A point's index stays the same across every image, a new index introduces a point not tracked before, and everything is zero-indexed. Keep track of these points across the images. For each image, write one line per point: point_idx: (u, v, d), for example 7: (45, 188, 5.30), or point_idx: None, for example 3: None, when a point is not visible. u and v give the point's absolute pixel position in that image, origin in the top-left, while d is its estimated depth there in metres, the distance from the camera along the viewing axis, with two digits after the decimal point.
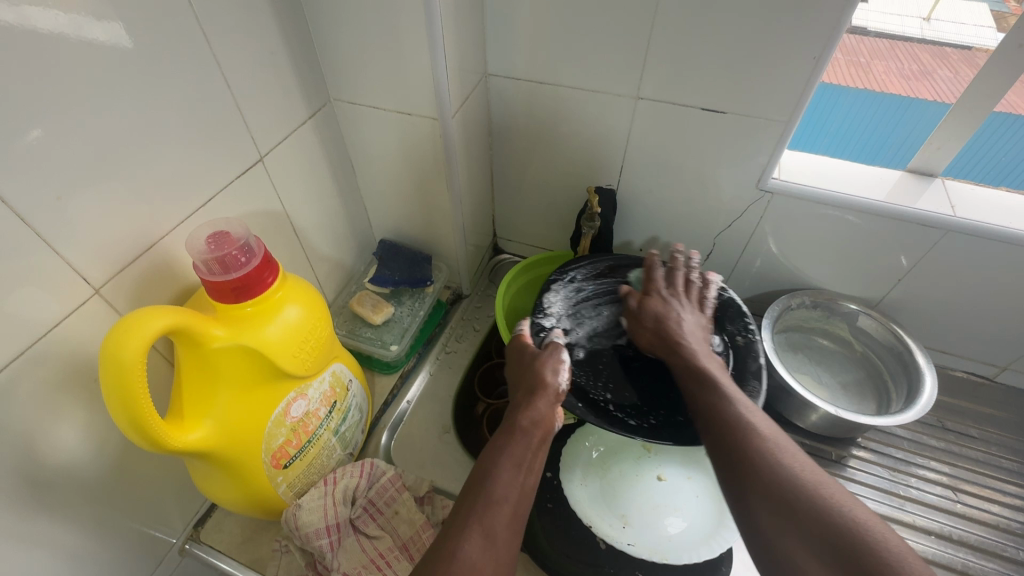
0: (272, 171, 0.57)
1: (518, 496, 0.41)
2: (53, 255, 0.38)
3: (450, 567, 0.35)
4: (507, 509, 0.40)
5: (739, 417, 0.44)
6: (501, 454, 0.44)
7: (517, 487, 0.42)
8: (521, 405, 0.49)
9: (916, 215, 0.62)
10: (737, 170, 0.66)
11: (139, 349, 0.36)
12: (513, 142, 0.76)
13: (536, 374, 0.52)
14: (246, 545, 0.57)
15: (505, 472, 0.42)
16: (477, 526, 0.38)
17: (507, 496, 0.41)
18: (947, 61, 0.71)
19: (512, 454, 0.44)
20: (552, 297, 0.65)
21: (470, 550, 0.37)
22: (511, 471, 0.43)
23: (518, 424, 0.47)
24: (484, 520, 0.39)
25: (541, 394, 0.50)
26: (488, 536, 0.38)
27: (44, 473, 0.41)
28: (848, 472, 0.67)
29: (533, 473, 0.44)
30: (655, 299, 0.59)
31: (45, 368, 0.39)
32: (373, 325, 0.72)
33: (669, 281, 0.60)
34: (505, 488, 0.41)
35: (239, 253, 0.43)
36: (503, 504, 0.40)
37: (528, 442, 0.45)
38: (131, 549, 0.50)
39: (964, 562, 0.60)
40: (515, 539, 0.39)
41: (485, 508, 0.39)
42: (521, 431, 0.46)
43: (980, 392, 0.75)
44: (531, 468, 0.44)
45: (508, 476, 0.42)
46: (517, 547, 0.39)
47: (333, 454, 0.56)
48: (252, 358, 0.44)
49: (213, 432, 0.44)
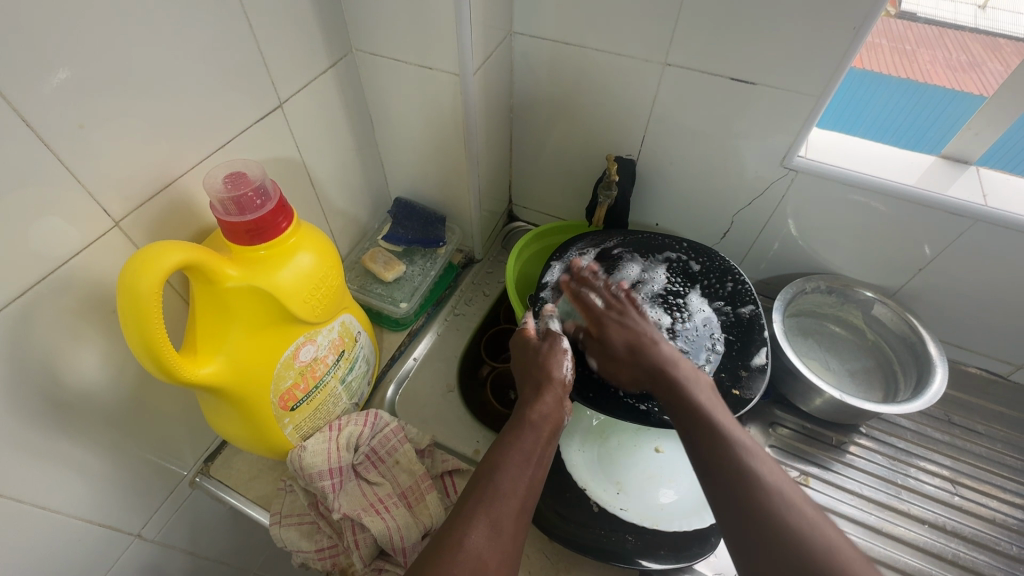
0: (290, 118, 0.56)
1: (526, 489, 0.42)
2: (74, 183, 0.39)
3: (457, 557, 0.37)
4: (514, 503, 0.41)
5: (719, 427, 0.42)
6: (511, 447, 0.44)
7: (525, 480, 0.43)
8: (530, 400, 0.50)
9: (944, 203, 0.60)
10: (763, 145, 0.64)
11: (154, 282, 0.37)
12: (534, 104, 0.74)
13: (541, 367, 0.53)
14: (252, 482, 0.59)
15: (511, 467, 0.43)
16: (484, 516, 0.39)
17: (514, 489, 0.41)
18: (995, 50, 0.60)
19: (521, 447, 0.45)
20: (546, 288, 0.64)
21: (477, 539, 0.38)
22: (519, 464, 0.43)
23: (529, 418, 0.47)
24: (492, 511, 0.40)
25: (548, 388, 0.50)
26: (494, 526, 0.39)
27: (64, 395, 0.43)
28: (846, 458, 0.67)
29: (541, 465, 0.45)
30: (612, 326, 0.55)
31: (65, 295, 0.40)
32: (385, 282, 0.72)
33: (603, 301, 0.58)
34: (513, 481, 0.42)
35: (254, 195, 0.43)
36: (511, 497, 0.41)
37: (538, 437, 0.46)
38: (143, 477, 0.53)
39: (954, 552, 0.60)
40: (520, 533, 0.40)
41: (494, 498, 0.41)
42: (531, 424, 0.47)
43: (991, 389, 0.73)
44: (540, 461, 0.45)
45: (516, 470, 0.43)
46: (523, 542, 0.40)
47: (339, 402, 0.58)
48: (265, 299, 0.45)
49: (224, 368, 0.45)
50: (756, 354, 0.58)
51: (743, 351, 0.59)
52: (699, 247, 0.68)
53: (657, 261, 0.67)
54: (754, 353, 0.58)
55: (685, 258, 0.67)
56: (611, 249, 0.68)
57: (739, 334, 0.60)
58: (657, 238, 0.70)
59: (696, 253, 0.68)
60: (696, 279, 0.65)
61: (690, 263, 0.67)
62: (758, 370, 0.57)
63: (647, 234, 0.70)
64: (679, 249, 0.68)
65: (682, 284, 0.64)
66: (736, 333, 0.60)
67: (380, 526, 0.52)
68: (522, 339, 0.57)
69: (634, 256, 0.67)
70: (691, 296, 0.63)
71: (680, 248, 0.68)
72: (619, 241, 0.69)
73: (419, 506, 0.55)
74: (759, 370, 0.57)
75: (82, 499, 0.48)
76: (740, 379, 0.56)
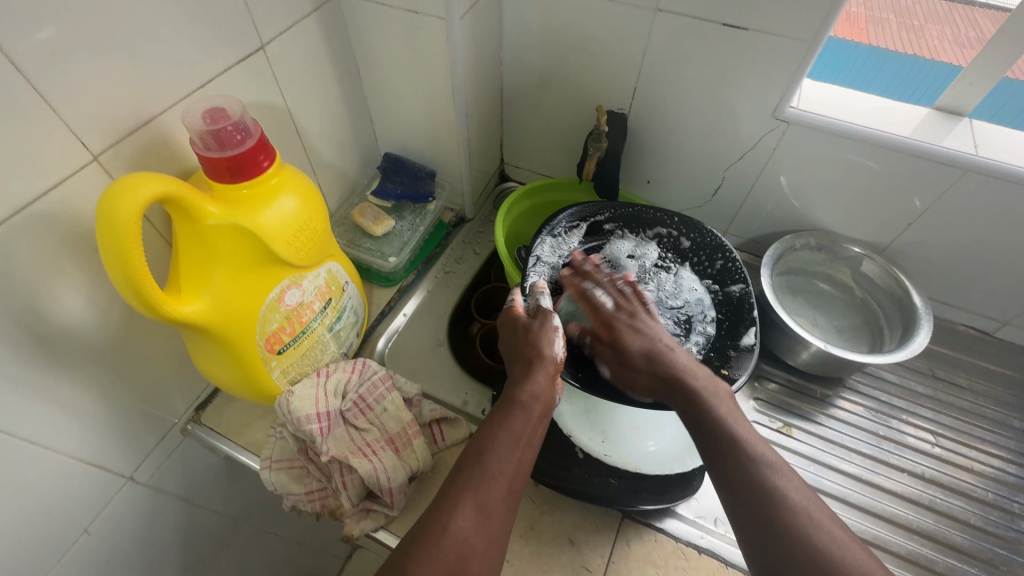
0: (274, 62, 0.55)
1: (513, 470, 0.43)
2: (51, 113, 0.38)
3: (443, 540, 0.38)
4: (502, 484, 0.42)
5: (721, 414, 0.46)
6: (499, 429, 0.45)
7: (513, 463, 0.43)
8: (520, 378, 0.49)
9: (935, 152, 0.59)
10: (756, 95, 0.63)
11: (132, 214, 0.37)
12: (526, 57, 0.73)
13: (531, 345, 0.51)
14: (242, 430, 0.60)
15: (499, 448, 0.43)
16: (471, 500, 0.40)
17: (501, 471, 0.42)
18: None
19: (510, 429, 0.45)
20: (534, 263, 0.61)
21: (462, 523, 0.39)
22: (507, 446, 0.44)
23: (518, 398, 0.47)
24: (479, 495, 0.40)
25: (540, 366, 0.50)
26: (480, 510, 0.40)
27: (49, 330, 0.43)
28: (830, 410, 0.68)
29: (530, 447, 0.45)
30: (625, 331, 0.52)
31: (46, 229, 0.40)
32: (373, 237, 0.72)
33: (612, 302, 0.56)
34: (501, 462, 0.43)
35: (235, 130, 0.43)
36: (498, 479, 0.42)
37: (528, 419, 0.46)
38: (134, 419, 0.53)
39: (931, 498, 0.61)
40: (508, 515, 0.41)
41: (481, 481, 0.41)
42: (520, 405, 0.47)
43: (977, 346, 0.74)
44: (530, 443, 0.46)
45: (504, 451, 0.43)
46: (510, 524, 0.41)
47: (327, 350, 0.58)
48: (248, 238, 0.44)
49: (209, 307, 0.45)
50: (745, 334, 0.57)
51: (732, 329, 0.58)
52: (691, 220, 0.67)
53: (647, 237, 0.66)
54: (743, 332, 0.57)
55: (676, 233, 0.66)
56: (602, 224, 0.66)
57: (729, 312, 0.59)
58: (644, 211, 0.68)
59: (686, 228, 0.67)
60: (685, 256, 0.64)
61: (680, 240, 0.66)
62: (747, 350, 0.56)
63: (635, 209, 0.69)
64: (670, 224, 0.67)
65: (672, 261, 0.64)
66: (726, 312, 0.59)
67: (367, 467, 0.52)
68: (511, 317, 0.54)
69: (622, 233, 0.66)
70: (680, 274, 0.63)
71: (670, 224, 0.67)
72: (610, 216, 0.67)
73: (406, 451, 0.55)
74: (748, 349, 0.56)
75: (73, 438, 0.48)
76: (729, 359, 0.55)
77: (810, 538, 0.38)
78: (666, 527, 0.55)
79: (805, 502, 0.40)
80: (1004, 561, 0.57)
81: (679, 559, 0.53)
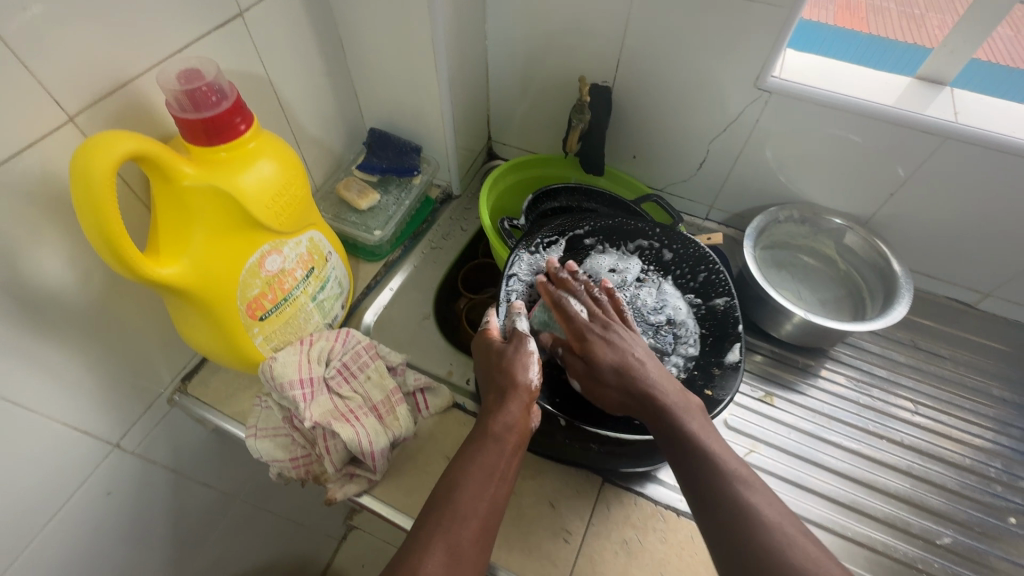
0: (253, 29, 0.55)
1: (487, 507, 0.42)
2: (24, 70, 0.38)
3: None
4: (475, 523, 0.41)
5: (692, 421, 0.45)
6: (473, 463, 0.44)
7: (487, 498, 0.43)
8: (493, 409, 0.48)
9: (918, 120, 0.59)
10: (738, 65, 0.63)
11: (107, 171, 0.37)
12: (511, 30, 0.73)
13: (505, 373, 0.50)
14: (228, 400, 0.61)
15: (471, 485, 0.43)
16: (443, 541, 0.40)
17: (475, 509, 0.42)
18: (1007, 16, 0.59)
19: (484, 462, 0.44)
20: (512, 283, 0.61)
21: (434, 564, 0.38)
22: (481, 481, 0.43)
23: (490, 430, 0.47)
24: (451, 535, 0.40)
25: (513, 396, 0.48)
26: (452, 551, 0.39)
27: (30, 293, 0.43)
28: (813, 379, 0.69)
29: (505, 480, 0.45)
30: (598, 345, 0.52)
31: (21, 190, 0.40)
32: (359, 211, 0.72)
33: (585, 311, 0.55)
34: (474, 500, 0.42)
35: (210, 92, 0.43)
36: (471, 518, 0.41)
37: (501, 451, 0.45)
38: (118, 386, 0.54)
39: (908, 463, 0.62)
40: (483, 553, 0.41)
41: (453, 520, 0.41)
42: (493, 438, 0.46)
43: (960, 318, 0.75)
44: (504, 476, 0.45)
45: (477, 488, 0.43)
46: (485, 559, 0.41)
47: (311, 319, 0.58)
48: (226, 202, 0.45)
49: (189, 270, 0.45)
50: (730, 351, 0.59)
51: (717, 346, 0.60)
52: (672, 231, 0.66)
53: (628, 249, 0.65)
54: (728, 350, 0.59)
55: (658, 245, 0.66)
56: (582, 238, 0.65)
57: (712, 328, 0.61)
58: (629, 224, 0.66)
59: (669, 239, 0.66)
60: (668, 269, 0.65)
61: (662, 251, 0.66)
62: (731, 367, 0.58)
63: (618, 219, 0.66)
64: (652, 235, 0.66)
65: (654, 275, 0.65)
66: (710, 327, 0.62)
67: (349, 433, 0.52)
68: (487, 342, 0.54)
69: (603, 246, 0.65)
70: (662, 288, 0.64)
71: (653, 235, 0.66)
72: (590, 229, 0.66)
73: (390, 417, 0.56)
74: (733, 367, 0.58)
75: (58, 403, 0.49)
76: (713, 378, 0.58)
77: (785, 556, 0.37)
78: (646, 492, 0.56)
79: (778, 517, 0.40)
80: (978, 523, 0.58)
81: (658, 521, 0.54)
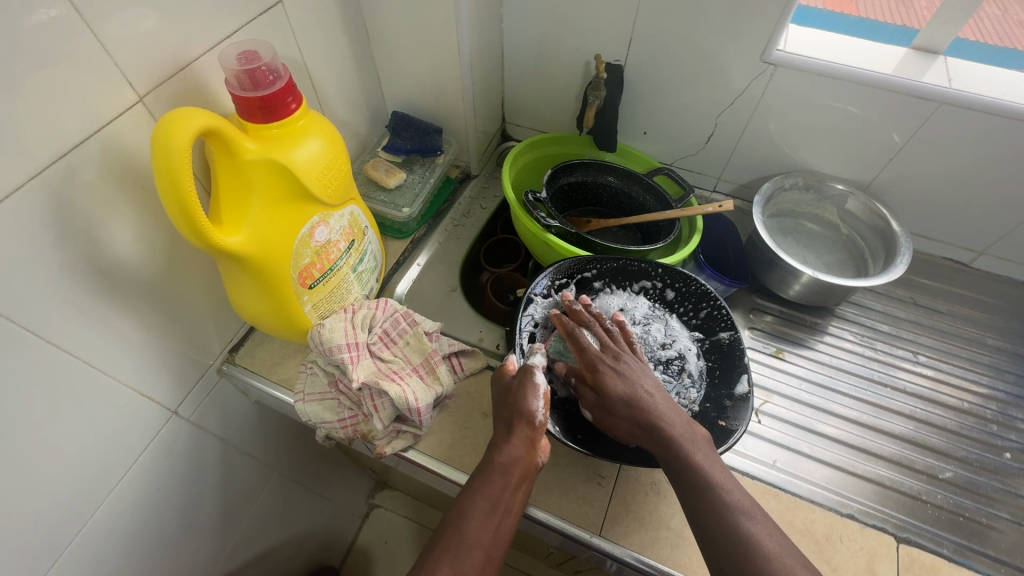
0: (290, 13, 0.58)
1: (492, 537, 0.45)
2: (102, 53, 0.41)
3: None
4: (480, 552, 0.44)
5: (688, 458, 0.48)
6: (478, 494, 0.46)
7: (491, 529, 0.45)
8: (499, 441, 0.50)
9: (916, 87, 0.63)
10: (747, 40, 0.66)
11: (184, 141, 0.40)
12: (525, 12, 0.76)
13: (513, 406, 0.51)
14: (274, 368, 0.65)
15: (477, 516, 0.45)
16: (448, 565, 0.42)
17: (479, 539, 0.44)
18: None
19: (489, 494, 0.47)
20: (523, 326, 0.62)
21: None
22: (486, 513, 0.46)
23: (497, 462, 0.48)
24: (455, 562, 0.43)
25: (518, 429, 0.50)
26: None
27: (106, 263, 0.47)
28: (822, 336, 0.74)
29: (511, 512, 0.47)
30: (609, 376, 0.54)
31: (99, 166, 0.44)
32: (387, 190, 0.75)
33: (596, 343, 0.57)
34: (479, 530, 0.45)
35: (267, 71, 0.47)
36: (476, 548, 0.44)
37: (506, 483, 0.47)
38: (177, 355, 0.58)
39: (912, 409, 0.66)
40: None
41: (458, 549, 0.43)
42: (498, 469, 0.48)
43: (955, 276, 0.79)
44: (509, 507, 0.47)
45: (482, 518, 0.45)
46: None
47: (351, 290, 0.63)
48: (282, 174, 0.48)
49: (250, 239, 0.48)
50: (739, 382, 0.59)
51: (726, 379, 0.61)
52: (674, 270, 0.66)
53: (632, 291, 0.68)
54: (736, 381, 0.60)
55: (661, 286, 0.68)
56: (590, 281, 0.68)
57: (721, 361, 0.63)
58: (632, 266, 0.67)
59: (672, 278, 0.67)
60: (672, 307, 0.68)
61: (666, 290, 0.68)
62: (741, 398, 0.58)
63: (620, 261, 0.67)
64: (656, 276, 0.67)
65: (661, 313, 0.68)
66: (716, 357, 0.63)
67: (397, 390, 0.56)
68: (502, 376, 0.55)
69: (610, 289, 0.68)
70: (669, 324, 0.67)
71: (656, 274, 0.67)
72: (597, 272, 0.67)
73: (430, 377, 0.60)
74: (742, 397, 0.58)
75: (130, 367, 0.53)
76: (726, 410, 0.59)
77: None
78: None
79: (777, 548, 0.43)
80: (976, 458, 0.63)
81: None
